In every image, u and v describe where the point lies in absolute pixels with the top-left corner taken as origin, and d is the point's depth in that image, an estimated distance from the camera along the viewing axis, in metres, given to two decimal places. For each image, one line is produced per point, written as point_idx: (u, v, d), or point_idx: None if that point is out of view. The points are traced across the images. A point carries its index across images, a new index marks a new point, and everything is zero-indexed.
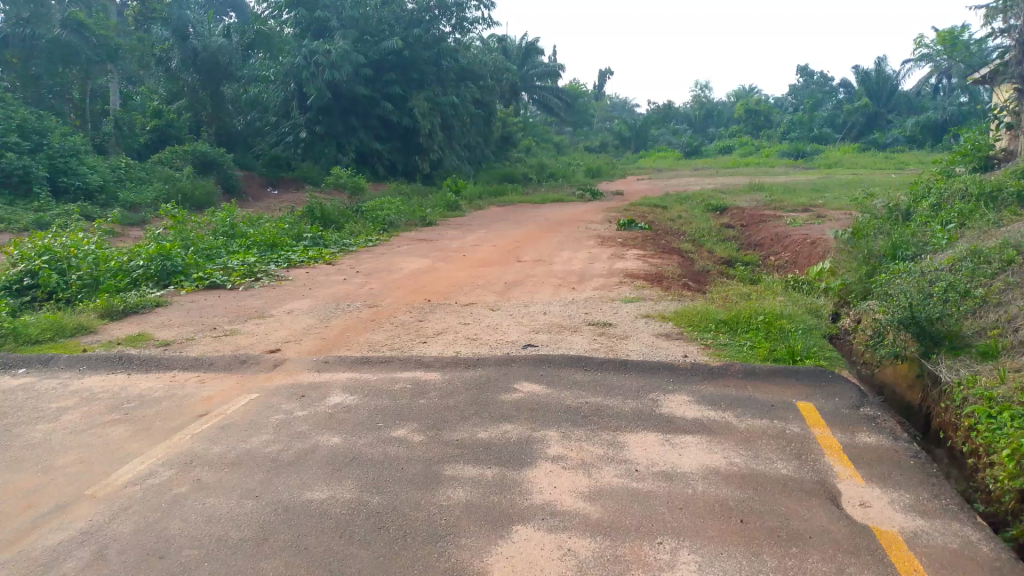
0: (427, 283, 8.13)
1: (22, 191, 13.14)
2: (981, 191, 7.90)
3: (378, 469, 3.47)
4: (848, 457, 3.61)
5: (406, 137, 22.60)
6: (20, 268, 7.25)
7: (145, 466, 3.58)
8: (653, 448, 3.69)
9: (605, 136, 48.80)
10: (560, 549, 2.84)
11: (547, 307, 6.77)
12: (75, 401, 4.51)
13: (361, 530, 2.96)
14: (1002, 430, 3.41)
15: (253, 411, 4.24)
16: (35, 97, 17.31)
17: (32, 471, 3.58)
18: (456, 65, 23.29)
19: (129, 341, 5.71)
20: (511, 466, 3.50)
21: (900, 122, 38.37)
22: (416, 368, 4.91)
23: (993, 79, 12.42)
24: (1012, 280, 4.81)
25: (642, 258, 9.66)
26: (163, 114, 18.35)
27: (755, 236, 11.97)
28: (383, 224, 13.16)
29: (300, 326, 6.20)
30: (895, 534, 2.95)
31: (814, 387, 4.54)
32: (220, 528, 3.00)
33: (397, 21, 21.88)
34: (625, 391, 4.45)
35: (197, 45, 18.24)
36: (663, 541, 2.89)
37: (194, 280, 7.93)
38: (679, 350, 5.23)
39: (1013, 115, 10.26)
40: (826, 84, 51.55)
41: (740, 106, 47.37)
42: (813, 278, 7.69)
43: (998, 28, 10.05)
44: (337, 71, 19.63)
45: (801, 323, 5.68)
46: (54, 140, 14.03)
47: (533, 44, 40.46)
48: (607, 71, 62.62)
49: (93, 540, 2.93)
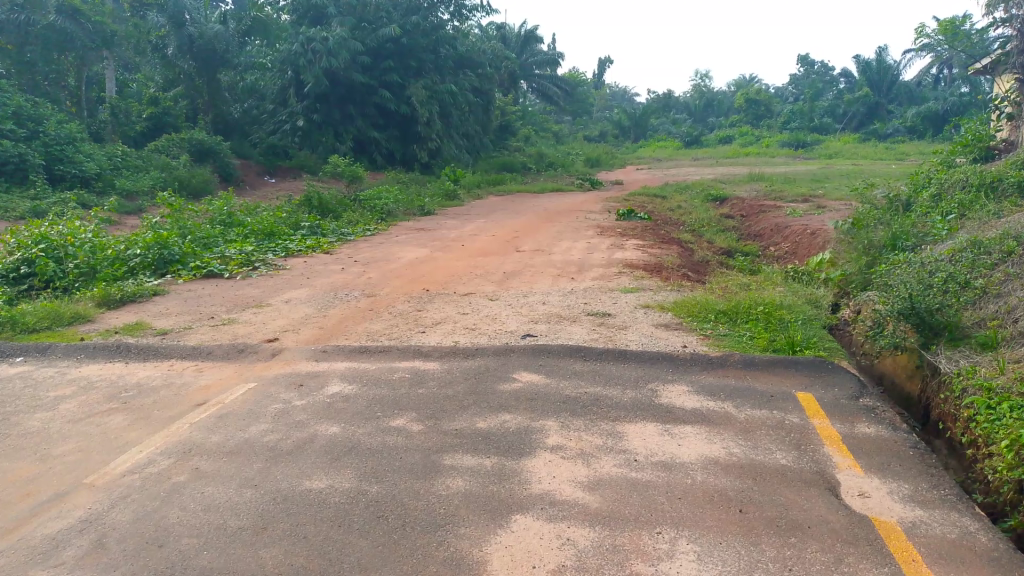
0: (425, 272, 8.12)
1: (18, 179, 13.09)
2: (982, 182, 7.86)
3: (376, 458, 3.47)
4: (847, 448, 3.61)
5: (404, 126, 22.50)
6: (17, 256, 7.22)
7: (143, 455, 3.57)
8: (652, 438, 3.69)
9: (605, 126, 48.64)
10: (559, 538, 2.84)
11: (546, 298, 6.76)
12: (73, 390, 4.50)
13: (360, 520, 2.96)
14: (1001, 421, 3.41)
15: (252, 400, 4.23)
16: (30, 84, 17.22)
17: (31, 460, 3.58)
18: (454, 53, 23.16)
19: (126, 330, 5.70)
20: (510, 456, 3.50)
21: (901, 112, 38.21)
22: (415, 358, 4.91)
23: (995, 69, 12.35)
24: (1013, 271, 4.79)
25: (641, 248, 9.65)
26: (160, 101, 18.25)
27: (755, 226, 11.94)
28: (381, 214, 13.12)
29: (298, 315, 6.19)
30: (893, 524, 2.96)
31: (813, 378, 4.54)
32: (219, 517, 3.00)
33: (395, 8, 21.74)
34: (624, 381, 4.45)
35: (194, 32, 18.12)
36: (662, 531, 2.89)
37: (191, 268, 7.91)
38: (678, 340, 5.22)
39: (1014, 106, 10.21)
40: (827, 74, 51.34)
41: (741, 96, 47.18)
42: (813, 268, 7.67)
43: (999, 18, 9.99)
44: (335, 59, 19.50)
45: (801, 314, 5.68)
46: (50, 128, 13.94)
47: (533, 32, 40.18)
48: (607, 60, 62.31)
49: (92, 529, 2.93)
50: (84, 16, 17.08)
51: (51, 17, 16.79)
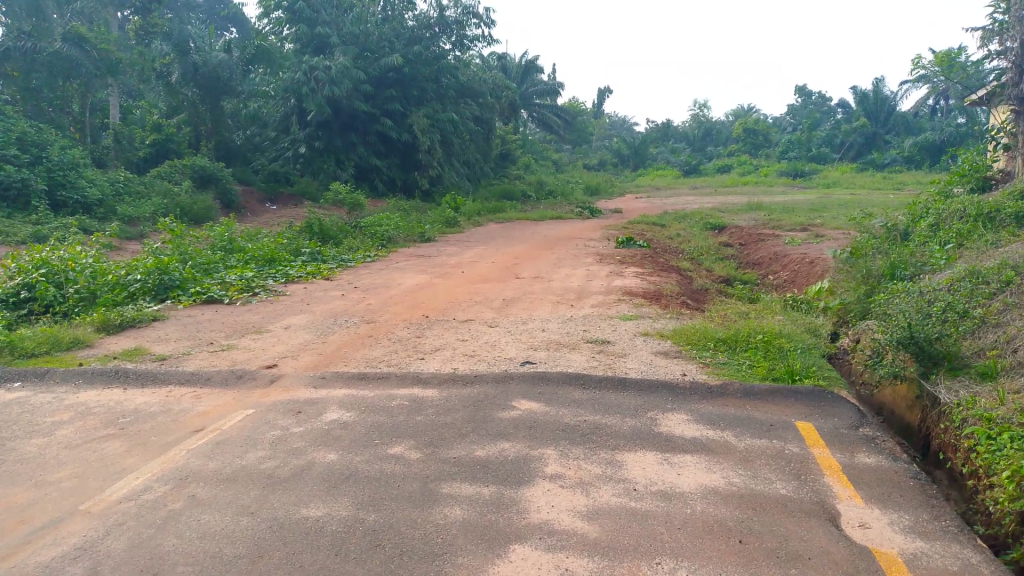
0: (426, 299, 8.14)
1: (20, 204, 13.21)
2: (979, 213, 7.93)
3: (374, 486, 3.45)
4: (847, 478, 3.59)
5: (405, 153, 22.68)
6: (18, 281, 7.24)
7: (139, 481, 3.55)
8: (651, 467, 3.67)
9: (604, 153, 49.12)
10: (558, 569, 2.81)
11: (545, 324, 6.76)
12: (70, 415, 4.49)
13: (357, 548, 2.93)
14: (1002, 451, 3.40)
15: (251, 427, 4.22)
16: (35, 110, 17.57)
17: (26, 486, 3.56)
18: (455, 82, 23.53)
19: (125, 356, 5.70)
20: (508, 485, 3.47)
21: (898, 143, 38.62)
22: (413, 385, 4.89)
23: (990, 101, 12.52)
24: (1011, 300, 4.81)
25: (641, 275, 9.71)
26: (163, 128, 18.42)
27: (754, 255, 11.99)
28: (382, 240, 13.17)
29: (297, 341, 6.19)
30: (894, 556, 2.93)
31: (813, 407, 4.52)
32: (215, 545, 2.97)
33: (397, 38, 22.07)
34: (624, 410, 4.43)
35: (198, 60, 18.45)
36: (661, 561, 2.86)
37: (191, 294, 7.94)
38: (677, 368, 5.22)
39: (1010, 136, 10.30)
40: (825, 104, 51.92)
41: (739, 126, 47.90)
42: (812, 297, 7.69)
43: (994, 51, 10.17)
44: (336, 87, 19.70)
45: (801, 342, 5.69)
46: (53, 153, 14.06)
47: (534, 62, 40.82)
48: (607, 90, 63.29)
49: (86, 556, 2.90)
50: (88, 43, 17.28)
51: (57, 45, 17.05)
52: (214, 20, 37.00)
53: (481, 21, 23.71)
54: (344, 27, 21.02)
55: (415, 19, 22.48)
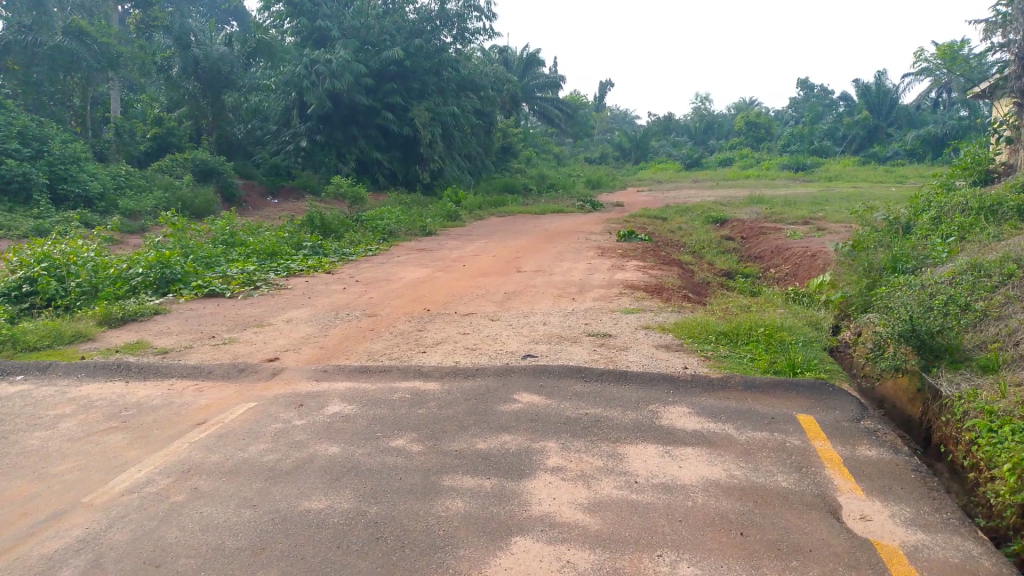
0: (427, 292, 8.16)
1: (22, 199, 13.18)
2: (981, 205, 7.91)
3: (376, 478, 3.46)
4: (848, 470, 3.59)
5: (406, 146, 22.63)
6: (20, 275, 7.22)
7: (141, 475, 3.56)
8: (653, 461, 3.67)
9: (606, 147, 48.93)
10: (559, 560, 2.82)
11: (547, 318, 6.77)
12: (73, 409, 4.48)
13: (358, 541, 2.95)
14: (1003, 444, 3.40)
15: (252, 420, 4.22)
16: (36, 104, 17.42)
17: (30, 479, 3.57)
18: (456, 75, 23.46)
19: (127, 349, 5.70)
20: (510, 477, 3.48)
21: (900, 135, 38.33)
22: (415, 378, 4.90)
23: (994, 94, 12.43)
24: (1013, 293, 4.81)
25: (643, 269, 9.69)
26: (163, 121, 18.30)
27: (756, 248, 11.98)
28: (383, 234, 13.16)
29: (300, 335, 6.21)
30: (895, 548, 2.94)
31: (814, 400, 4.53)
32: (217, 537, 2.98)
33: (398, 32, 21.82)
34: (625, 403, 4.43)
35: (198, 54, 18.29)
36: (662, 554, 2.87)
37: (193, 287, 7.98)
38: (679, 361, 5.21)
39: (1013, 129, 10.27)
40: (827, 96, 51.64)
41: (740, 119, 47.71)
42: (813, 290, 7.65)
43: (997, 42, 10.10)
44: (338, 80, 19.69)
45: (801, 335, 5.69)
46: (54, 147, 14.05)
47: (534, 55, 40.65)
48: (609, 83, 63.15)
49: (89, 549, 2.92)
50: (89, 37, 17.28)
51: (58, 38, 17.00)
52: (216, 14, 36.89)
53: (482, 14, 23.57)
54: (345, 21, 20.96)
55: (416, 13, 22.19)
